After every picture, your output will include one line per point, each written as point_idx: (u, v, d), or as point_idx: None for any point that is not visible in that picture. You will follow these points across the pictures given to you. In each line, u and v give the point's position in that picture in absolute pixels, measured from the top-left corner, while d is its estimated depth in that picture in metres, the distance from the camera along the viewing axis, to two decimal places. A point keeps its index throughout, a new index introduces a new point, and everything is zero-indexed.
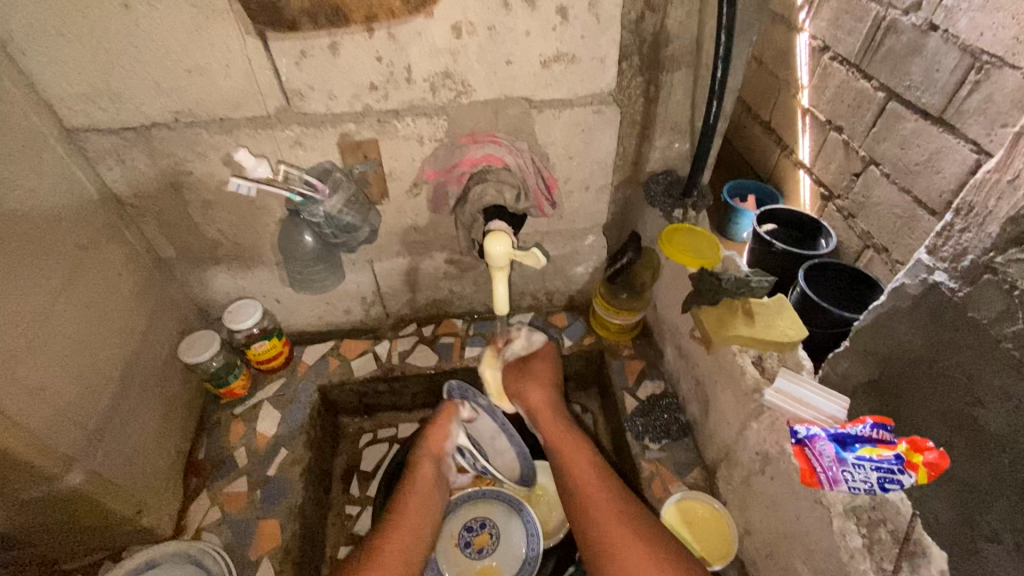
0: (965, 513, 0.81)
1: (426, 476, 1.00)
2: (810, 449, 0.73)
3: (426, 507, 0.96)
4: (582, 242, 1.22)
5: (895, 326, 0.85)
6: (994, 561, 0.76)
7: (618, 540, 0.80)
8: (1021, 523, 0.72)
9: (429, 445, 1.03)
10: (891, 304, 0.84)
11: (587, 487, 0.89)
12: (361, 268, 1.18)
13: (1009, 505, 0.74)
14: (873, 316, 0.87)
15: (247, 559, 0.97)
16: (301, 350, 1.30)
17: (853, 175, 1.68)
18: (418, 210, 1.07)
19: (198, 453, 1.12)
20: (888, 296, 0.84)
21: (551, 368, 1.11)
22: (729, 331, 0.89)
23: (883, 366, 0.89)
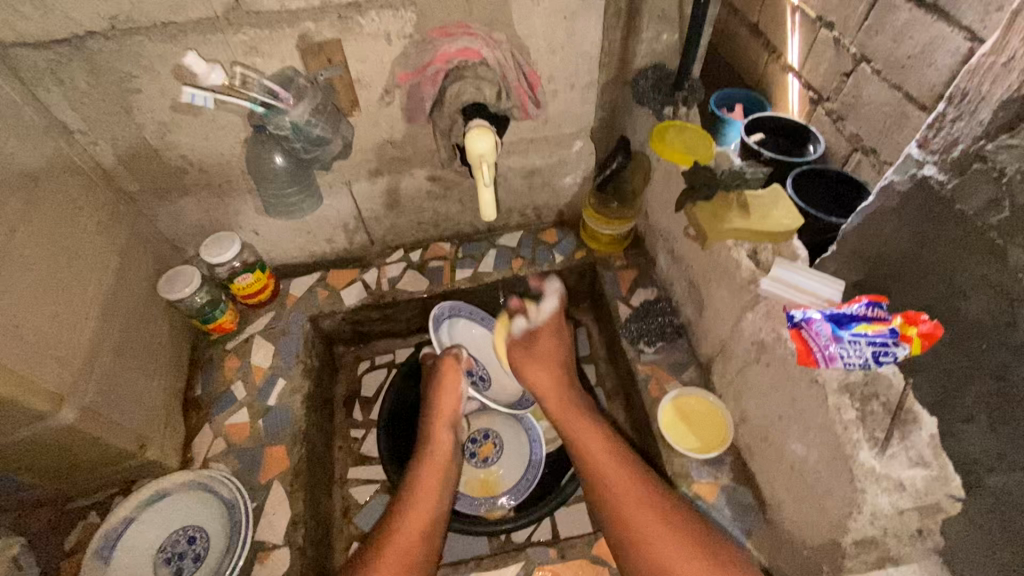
0: (939, 395, 0.70)
1: (443, 442, 0.97)
2: (806, 331, 0.73)
3: (443, 470, 0.94)
4: (568, 149, 1.16)
5: (885, 227, 0.76)
6: (963, 440, 0.67)
7: (642, 514, 0.80)
8: (999, 400, 0.63)
9: (441, 406, 1.00)
10: (878, 205, 0.76)
11: (596, 457, 0.88)
12: (339, 191, 1.13)
13: (986, 386, 0.64)
14: (862, 218, 0.79)
15: (257, 483, 0.99)
16: (287, 283, 1.27)
17: (844, 76, 1.59)
18: (392, 122, 1.00)
19: (195, 390, 1.12)
20: (876, 196, 0.77)
21: (559, 337, 1.05)
22: (724, 225, 0.87)
23: (872, 267, 0.80)
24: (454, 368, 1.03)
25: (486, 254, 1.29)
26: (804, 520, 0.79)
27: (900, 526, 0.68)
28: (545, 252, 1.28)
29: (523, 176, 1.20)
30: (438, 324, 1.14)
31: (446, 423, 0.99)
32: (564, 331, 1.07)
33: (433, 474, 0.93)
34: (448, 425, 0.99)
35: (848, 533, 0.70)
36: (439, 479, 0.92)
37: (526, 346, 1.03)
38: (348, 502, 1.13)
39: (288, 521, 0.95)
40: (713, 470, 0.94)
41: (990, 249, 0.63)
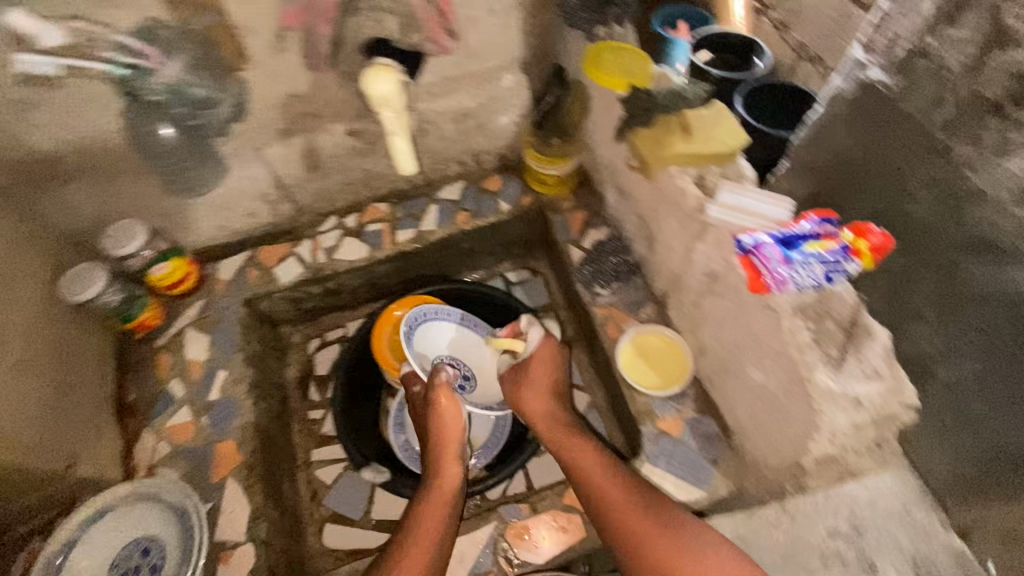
0: (891, 298, 0.73)
1: (452, 469, 0.90)
2: (756, 258, 0.69)
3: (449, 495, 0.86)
4: (499, 84, 1.06)
5: (831, 136, 0.74)
6: (918, 336, 0.71)
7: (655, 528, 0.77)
8: (948, 295, 0.66)
9: (444, 430, 0.93)
10: (827, 113, 0.74)
11: (606, 472, 0.84)
12: (249, 158, 1.01)
13: (934, 283, 0.67)
14: (810, 128, 0.77)
15: (210, 482, 0.94)
16: (214, 265, 1.15)
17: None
18: (293, 72, 0.88)
19: (128, 394, 1.03)
20: (824, 104, 0.74)
21: (555, 364, 1.01)
22: (668, 151, 0.82)
23: (822, 176, 0.78)
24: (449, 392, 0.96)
25: (428, 211, 1.20)
26: (766, 444, 0.79)
27: (856, 439, 0.68)
28: (490, 202, 1.20)
29: (453, 120, 1.10)
30: (419, 324, 1.12)
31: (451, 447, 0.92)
32: (559, 357, 1.02)
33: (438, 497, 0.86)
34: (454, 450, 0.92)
35: (808, 452, 0.70)
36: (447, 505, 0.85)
37: (519, 378, 1.01)
38: (314, 485, 1.10)
39: (248, 517, 0.91)
40: (676, 405, 0.93)
41: (934, 149, 0.64)
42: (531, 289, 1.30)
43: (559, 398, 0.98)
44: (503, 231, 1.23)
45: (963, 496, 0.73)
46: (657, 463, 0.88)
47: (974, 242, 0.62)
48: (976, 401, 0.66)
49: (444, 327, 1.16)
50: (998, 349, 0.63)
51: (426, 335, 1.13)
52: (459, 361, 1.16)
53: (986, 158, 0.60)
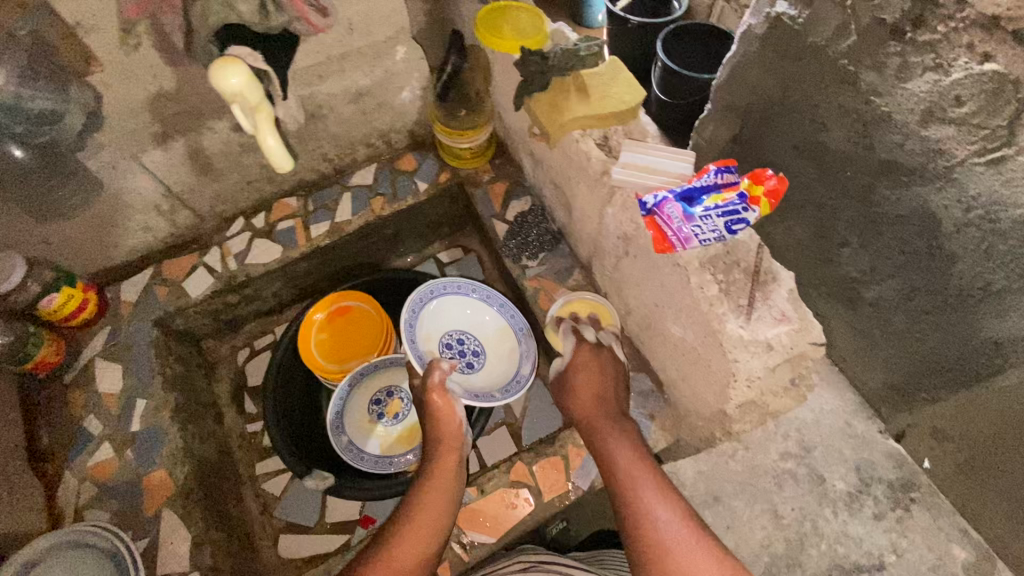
0: (818, 229, 0.78)
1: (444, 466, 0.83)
2: (659, 218, 0.67)
3: (441, 495, 0.79)
4: (392, 58, 1.00)
5: (747, 75, 0.74)
6: (847, 261, 0.77)
7: (665, 527, 0.67)
8: (866, 222, 0.70)
9: (442, 432, 0.86)
10: (740, 52, 0.73)
11: (624, 466, 0.74)
12: (126, 168, 0.92)
13: (855, 212, 0.71)
14: (728, 69, 0.76)
15: (144, 516, 0.89)
16: (116, 288, 1.07)
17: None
18: (152, 67, 0.79)
19: (40, 438, 0.95)
20: (738, 42, 0.73)
21: (603, 367, 0.86)
22: (565, 116, 0.78)
23: (746, 113, 0.77)
24: (443, 394, 0.90)
25: (341, 200, 1.14)
26: (693, 395, 0.81)
27: (774, 381, 0.71)
28: (406, 184, 1.15)
29: (350, 101, 1.03)
30: (426, 299, 1.02)
31: (451, 450, 0.85)
32: (609, 361, 0.87)
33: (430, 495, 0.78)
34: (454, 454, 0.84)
35: (730, 399, 0.72)
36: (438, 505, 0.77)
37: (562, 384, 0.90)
38: (263, 498, 1.07)
39: (190, 545, 0.87)
40: None
41: (843, 78, 0.63)
42: (465, 267, 1.28)
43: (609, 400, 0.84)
44: (425, 212, 1.19)
45: (901, 400, 0.86)
46: None
47: (882, 166, 0.64)
48: (902, 314, 0.74)
49: (457, 303, 1.06)
50: (918, 264, 0.68)
51: (434, 312, 1.03)
52: (469, 337, 1.05)
53: (889, 82, 0.59)
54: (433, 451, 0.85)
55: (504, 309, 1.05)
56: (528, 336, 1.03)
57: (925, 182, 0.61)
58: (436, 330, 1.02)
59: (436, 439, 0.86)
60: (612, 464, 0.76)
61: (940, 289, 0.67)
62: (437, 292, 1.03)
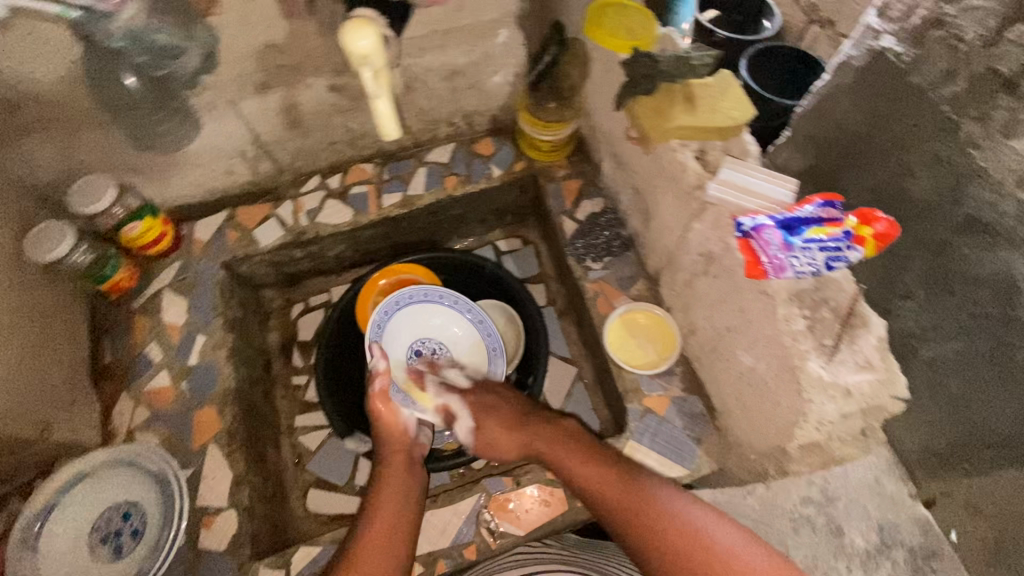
0: (880, 275, 0.68)
1: (396, 464, 0.86)
2: (755, 241, 0.66)
3: (405, 499, 0.81)
4: (493, 41, 1.00)
5: (835, 106, 0.68)
6: (902, 319, 0.66)
7: (688, 521, 0.72)
8: (939, 279, 0.61)
9: (390, 436, 0.89)
10: (833, 83, 0.67)
11: (602, 483, 0.78)
12: (223, 113, 0.94)
13: (926, 266, 0.62)
14: (815, 99, 0.71)
15: (190, 448, 0.92)
16: (191, 225, 1.10)
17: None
18: (267, 19, 0.81)
19: (105, 356, 1.00)
20: (832, 72, 0.68)
21: (493, 400, 0.94)
22: (669, 122, 0.77)
23: (824, 149, 0.71)
24: (388, 400, 0.90)
25: (415, 174, 1.15)
26: (751, 427, 0.79)
27: (843, 428, 0.68)
28: (481, 167, 1.14)
29: (444, 78, 1.03)
30: (391, 312, 1.07)
31: (401, 452, 0.89)
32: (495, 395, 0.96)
33: (387, 500, 0.81)
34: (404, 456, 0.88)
35: (794, 438, 0.69)
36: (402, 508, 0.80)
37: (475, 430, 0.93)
38: (299, 450, 1.10)
39: (230, 483, 0.90)
40: (663, 383, 0.92)
41: (939, 124, 0.57)
42: (522, 259, 1.27)
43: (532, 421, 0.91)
44: (493, 198, 1.18)
45: None
46: (641, 439, 0.88)
47: (968, 224, 0.57)
48: (959, 378, 0.61)
49: (422, 310, 1.10)
50: (985, 331, 0.58)
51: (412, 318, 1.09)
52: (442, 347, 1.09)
53: (992, 136, 0.53)
54: (382, 460, 0.88)
55: (482, 325, 1.08)
56: (500, 355, 1.06)
57: (1011, 248, 0.53)
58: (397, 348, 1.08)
59: (385, 445, 0.89)
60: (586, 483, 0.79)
61: (1003, 363, 0.56)
62: (400, 305, 1.08)
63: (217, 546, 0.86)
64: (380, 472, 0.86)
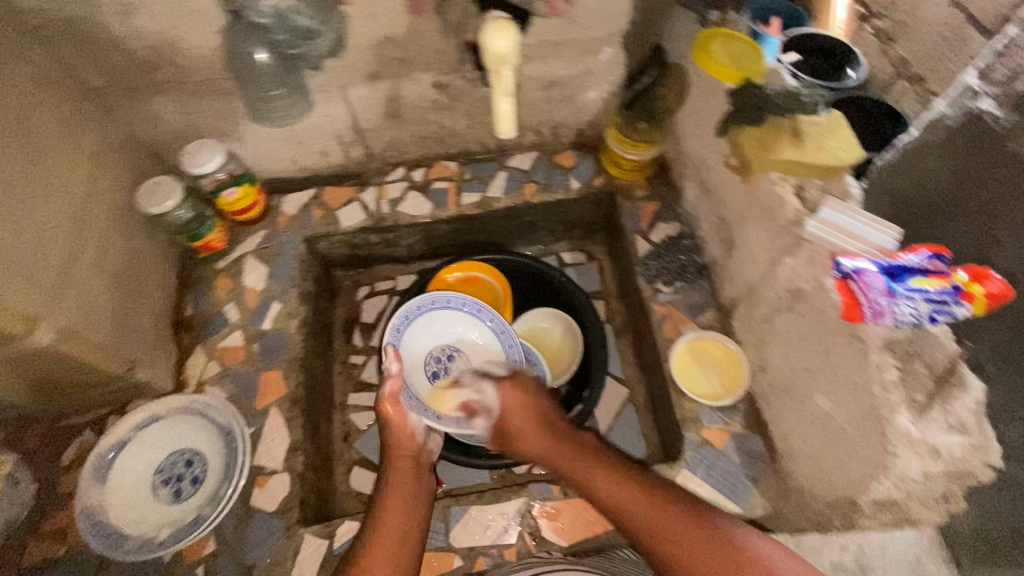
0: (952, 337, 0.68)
1: (403, 471, 0.86)
2: (855, 283, 0.64)
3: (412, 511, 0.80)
4: (596, 57, 1.02)
5: (919, 162, 0.71)
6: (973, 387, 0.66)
7: (736, 549, 0.68)
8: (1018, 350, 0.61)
9: (400, 440, 0.89)
10: (921, 138, 0.72)
11: (631, 509, 0.74)
12: (332, 96, 0.99)
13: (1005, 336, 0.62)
14: (896, 154, 0.73)
15: (254, 408, 0.96)
16: (279, 198, 1.15)
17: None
18: (393, 13, 0.86)
19: (186, 309, 1.06)
20: (917, 130, 0.73)
21: (524, 404, 0.90)
22: (774, 155, 0.77)
23: (898, 209, 0.72)
24: (396, 405, 0.90)
25: (496, 177, 1.17)
26: (820, 475, 0.76)
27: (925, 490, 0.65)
28: (560, 178, 1.16)
29: (541, 88, 1.06)
30: (411, 316, 1.06)
31: (407, 456, 0.88)
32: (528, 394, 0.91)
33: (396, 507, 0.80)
34: (411, 461, 0.88)
35: (869, 492, 0.67)
36: (409, 521, 0.78)
37: (502, 437, 0.91)
38: (348, 427, 1.13)
39: (287, 448, 0.93)
40: (724, 417, 0.91)
41: None
42: (586, 273, 1.28)
43: (561, 437, 0.86)
44: (568, 210, 1.20)
45: None
46: (696, 470, 0.87)
47: None
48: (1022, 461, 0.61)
49: (445, 317, 1.08)
50: None
51: (429, 326, 1.08)
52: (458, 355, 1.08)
53: None
54: (389, 461, 0.87)
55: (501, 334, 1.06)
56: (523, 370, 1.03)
57: None
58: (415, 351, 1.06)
59: (393, 448, 0.89)
60: (614, 504, 0.76)
61: None
62: (425, 308, 1.07)
63: (269, 506, 0.89)
64: (387, 474, 0.85)
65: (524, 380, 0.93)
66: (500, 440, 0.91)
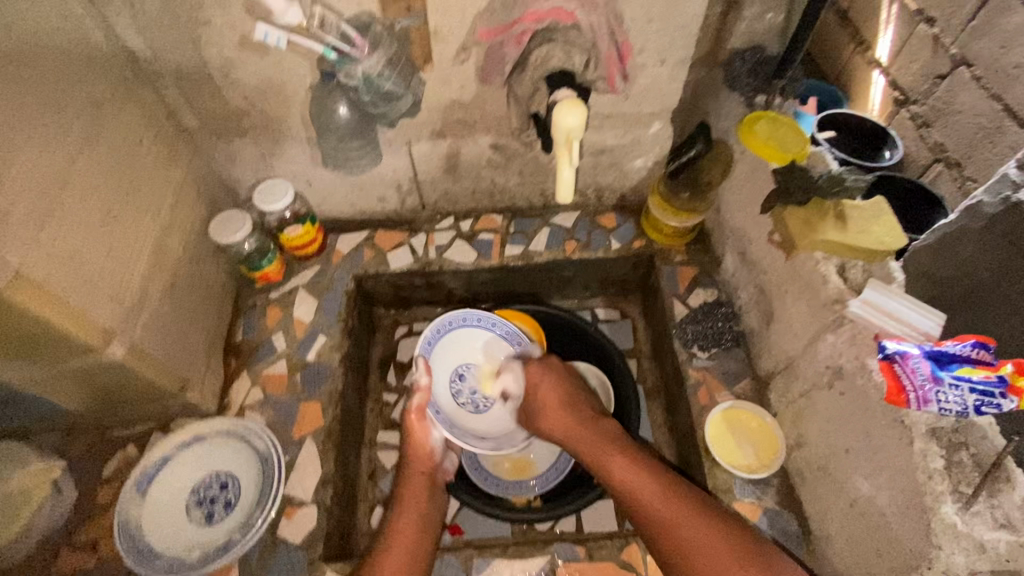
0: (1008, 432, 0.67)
1: (417, 486, 0.91)
2: (899, 367, 0.65)
3: (424, 521, 0.87)
4: (645, 130, 1.09)
5: (962, 248, 0.70)
6: None
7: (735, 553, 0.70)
8: None
9: (418, 456, 0.94)
10: (961, 223, 0.69)
11: (652, 499, 0.78)
12: (398, 149, 1.08)
13: None
14: (936, 236, 0.72)
15: (291, 436, 0.99)
16: (334, 237, 1.23)
17: (938, 77, 1.12)
18: (464, 80, 0.95)
19: (236, 335, 1.11)
20: (958, 213, 0.70)
21: (549, 381, 0.98)
22: (816, 235, 0.79)
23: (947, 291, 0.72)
24: (421, 418, 0.95)
25: (539, 232, 1.22)
26: (861, 562, 0.74)
27: None
28: (601, 238, 1.21)
29: (590, 154, 1.13)
30: (441, 331, 1.09)
31: (422, 474, 0.93)
32: (551, 374, 0.99)
33: (409, 520, 0.86)
34: (426, 478, 0.93)
35: None
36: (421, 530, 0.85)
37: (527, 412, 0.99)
38: (375, 465, 1.14)
39: (318, 480, 0.95)
40: (757, 490, 0.89)
41: None
42: (619, 331, 1.29)
43: (580, 420, 0.92)
44: (607, 268, 1.23)
45: None
46: None
47: None
48: None
49: (474, 334, 1.12)
50: None
51: (453, 342, 1.11)
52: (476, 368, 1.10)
53: None
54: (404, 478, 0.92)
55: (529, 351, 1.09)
56: None
57: None
58: (443, 364, 1.10)
59: (411, 464, 0.94)
60: (637, 496, 0.79)
61: None
62: (453, 325, 1.10)
63: (295, 537, 0.90)
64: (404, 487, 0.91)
65: (557, 363, 1.01)
66: (525, 415, 1.00)
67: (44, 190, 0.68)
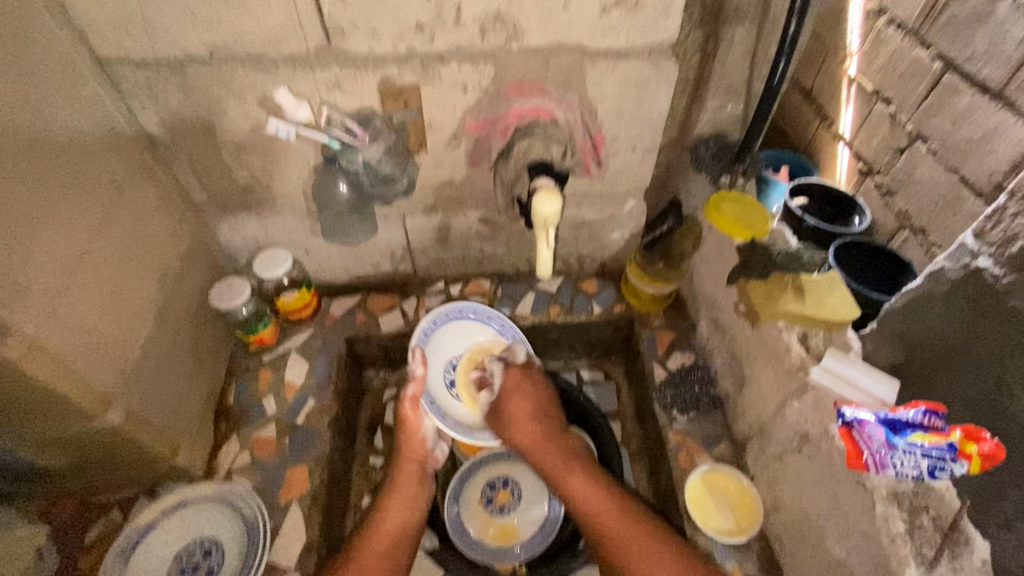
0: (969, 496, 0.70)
1: (406, 472, 1.01)
2: (857, 433, 0.70)
3: (409, 503, 0.98)
4: (621, 206, 1.18)
5: (931, 312, 0.71)
6: None
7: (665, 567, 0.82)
8: None
9: (408, 444, 1.03)
10: (926, 287, 0.71)
11: (608, 521, 0.89)
12: (392, 222, 1.16)
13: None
14: (904, 300, 0.74)
15: (276, 501, 0.99)
16: (328, 301, 1.28)
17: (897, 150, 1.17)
18: (455, 163, 1.04)
19: (228, 397, 1.13)
20: (921, 277, 0.72)
21: (528, 394, 1.07)
22: (778, 307, 0.87)
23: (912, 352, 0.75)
24: (415, 407, 1.04)
25: (524, 297, 1.28)
26: None
27: None
28: (584, 302, 1.27)
29: (571, 227, 1.22)
30: (438, 323, 1.14)
31: (413, 461, 1.02)
32: (531, 385, 1.08)
33: (394, 507, 0.96)
34: (415, 465, 1.02)
35: None
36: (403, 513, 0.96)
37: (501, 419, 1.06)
38: None
39: (302, 547, 0.94)
40: (738, 556, 0.90)
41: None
42: (603, 392, 1.33)
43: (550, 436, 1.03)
44: (589, 332, 1.29)
45: None
46: None
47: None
48: None
49: (467, 329, 1.17)
50: None
51: (447, 336, 1.16)
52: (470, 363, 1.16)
53: None
54: (397, 464, 1.02)
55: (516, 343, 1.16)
56: None
57: None
58: (437, 357, 1.14)
59: (401, 452, 1.03)
60: (596, 517, 0.91)
61: None
62: (449, 319, 1.15)
63: None
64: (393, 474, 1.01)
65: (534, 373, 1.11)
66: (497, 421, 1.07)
67: (63, 264, 0.74)
